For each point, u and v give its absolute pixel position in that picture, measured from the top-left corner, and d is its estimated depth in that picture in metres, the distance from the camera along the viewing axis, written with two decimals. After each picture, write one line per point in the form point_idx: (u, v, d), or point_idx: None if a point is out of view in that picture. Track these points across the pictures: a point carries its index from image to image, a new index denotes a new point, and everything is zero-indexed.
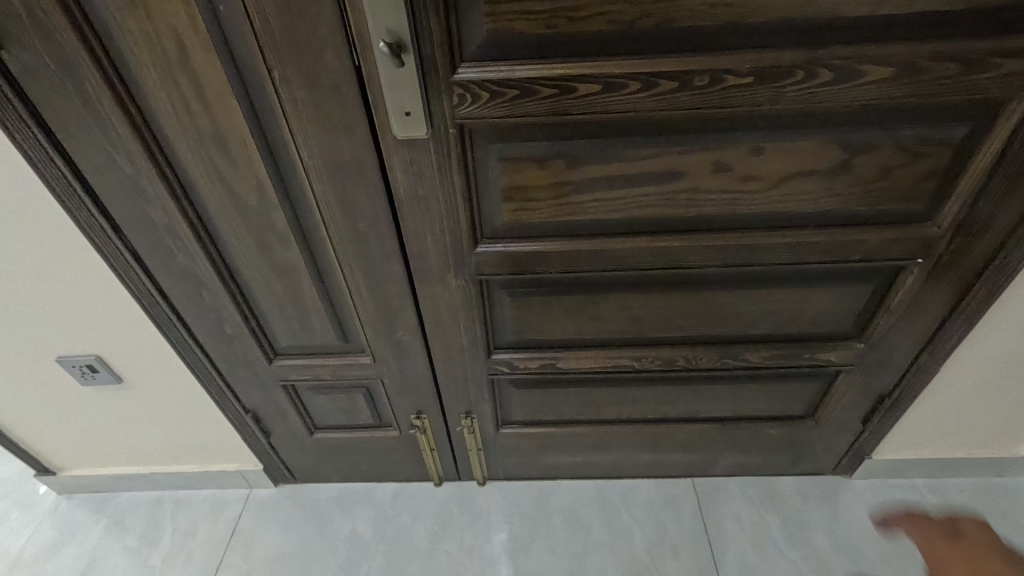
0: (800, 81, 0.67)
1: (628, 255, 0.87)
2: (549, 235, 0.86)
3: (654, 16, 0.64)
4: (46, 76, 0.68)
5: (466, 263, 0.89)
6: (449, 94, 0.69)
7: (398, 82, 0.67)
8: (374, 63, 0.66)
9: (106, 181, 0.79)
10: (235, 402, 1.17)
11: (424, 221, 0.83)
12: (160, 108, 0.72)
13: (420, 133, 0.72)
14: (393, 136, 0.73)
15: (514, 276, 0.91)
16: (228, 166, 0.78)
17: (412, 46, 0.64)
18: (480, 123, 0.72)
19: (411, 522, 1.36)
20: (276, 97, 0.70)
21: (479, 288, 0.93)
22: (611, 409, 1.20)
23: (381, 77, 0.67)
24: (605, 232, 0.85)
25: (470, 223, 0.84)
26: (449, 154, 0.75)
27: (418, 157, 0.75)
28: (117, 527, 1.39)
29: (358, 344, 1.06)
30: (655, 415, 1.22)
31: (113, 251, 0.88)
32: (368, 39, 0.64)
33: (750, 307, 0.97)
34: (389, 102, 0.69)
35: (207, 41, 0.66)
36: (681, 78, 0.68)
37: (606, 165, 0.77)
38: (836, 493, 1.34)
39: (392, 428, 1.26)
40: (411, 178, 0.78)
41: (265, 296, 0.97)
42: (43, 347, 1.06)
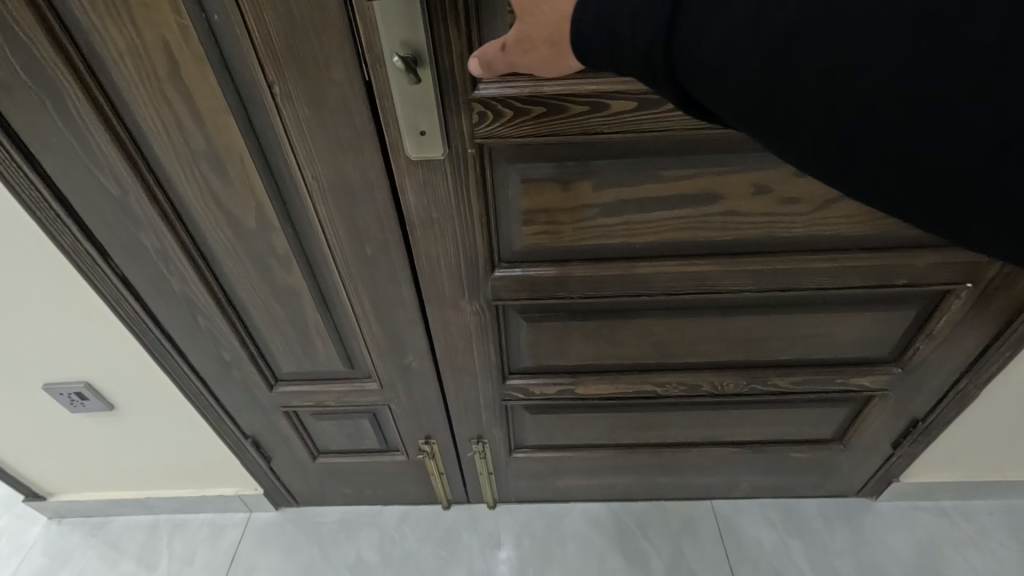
0: None
1: (656, 280, 0.81)
2: (571, 259, 0.80)
3: None
4: (21, 91, 0.62)
5: (482, 288, 0.83)
6: (469, 111, 0.63)
7: (413, 100, 0.61)
8: (386, 78, 0.60)
9: (91, 202, 0.72)
10: (234, 428, 1.11)
11: (437, 246, 0.77)
12: (149, 127, 0.66)
13: (435, 154, 0.66)
14: (406, 156, 0.66)
15: (533, 301, 0.85)
16: (225, 187, 0.72)
17: (429, 60, 0.58)
18: (501, 142, 0.66)
19: (418, 547, 1.30)
20: (277, 115, 0.64)
21: (495, 313, 0.87)
22: (629, 433, 1.14)
23: (395, 93, 0.60)
24: (632, 256, 0.79)
25: (488, 248, 0.78)
26: (466, 175, 0.69)
27: (432, 177, 0.69)
28: (111, 554, 1.33)
29: (364, 370, 1.00)
30: (675, 440, 1.16)
31: (101, 277, 0.81)
32: (381, 52, 0.58)
33: (782, 333, 0.91)
34: (403, 120, 0.62)
35: (201, 55, 0.59)
36: None
37: (636, 186, 0.71)
38: (861, 516, 1.29)
39: (398, 452, 1.20)
40: (424, 201, 0.71)
41: (265, 321, 0.90)
42: (29, 374, 1.00)
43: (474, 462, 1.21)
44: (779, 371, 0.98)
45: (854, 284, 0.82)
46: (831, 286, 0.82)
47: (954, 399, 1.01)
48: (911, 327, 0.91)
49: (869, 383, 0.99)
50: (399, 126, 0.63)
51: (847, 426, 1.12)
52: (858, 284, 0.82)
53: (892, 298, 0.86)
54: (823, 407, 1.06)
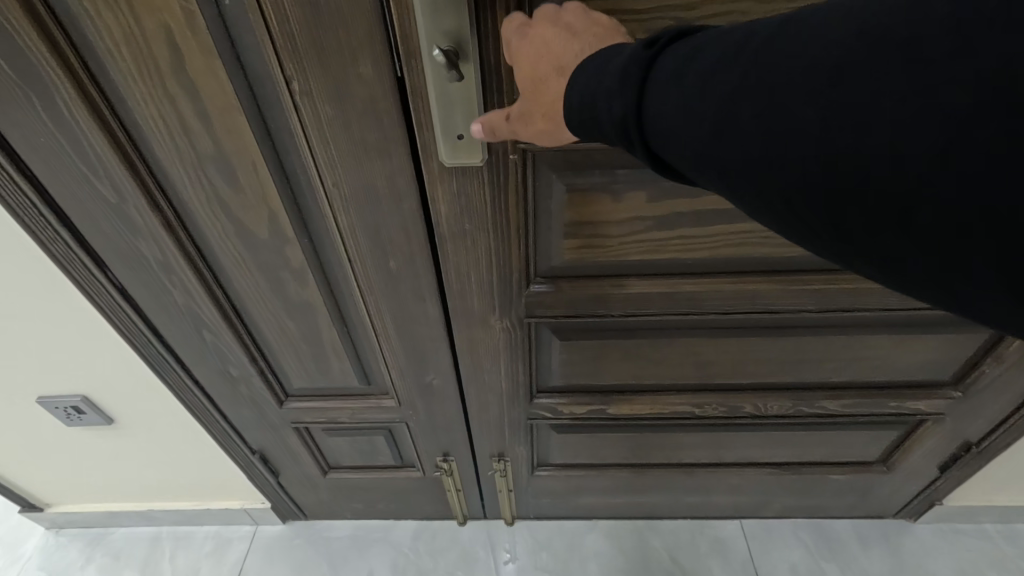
0: None
1: (706, 299, 0.74)
2: (615, 275, 0.72)
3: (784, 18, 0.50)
4: (2, 85, 0.54)
5: (515, 304, 0.75)
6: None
7: (451, 99, 0.53)
8: (422, 74, 0.52)
9: (84, 210, 0.65)
10: (240, 443, 1.05)
11: (467, 260, 0.69)
12: (149, 126, 0.58)
13: (473, 159, 0.58)
14: (439, 162, 0.59)
15: (570, 319, 0.77)
16: (234, 194, 0.64)
17: (473, 53, 0.50)
18: (547, 147, 0.59)
19: (432, 566, 1.24)
20: (295, 115, 0.56)
21: (526, 332, 0.80)
22: (661, 453, 1.07)
23: (430, 91, 0.53)
24: (683, 272, 0.71)
25: (524, 262, 0.70)
26: (505, 184, 0.61)
27: (467, 185, 0.61)
28: (111, 567, 1.27)
29: (381, 386, 0.93)
30: (707, 460, 1.10)
31: (97, 289, 0.74)
32: (418, 46, 0.50)
33: (838, 354, 0.84)
34: (439, 123, 0.55)
35: (210, 44, 0.52)
36: None
37: (695, 198, 0.64)
38: (899, 539, 1.22)
39: (414, 468, 1.13)
40: (456, 211, 0.64)
41: (276, 335, 0.83)
42: (22, 387, 0.93)
43: (494, 479, 1.14)
44: (828, 393, 0.91)
45: (925, 305, 0.75)
46: (900, 307, 0.75)
47: (1015, 425, 0.94)
48: (979, 349, 0.83)
49: (925, 407, 0.92)
50: (433, 130, 0.56)
51: (893, 447, 1.05)
52: (929, 305, 0.74)
53: (963, 320, 0.78)
54: (871, 429, 0.99)
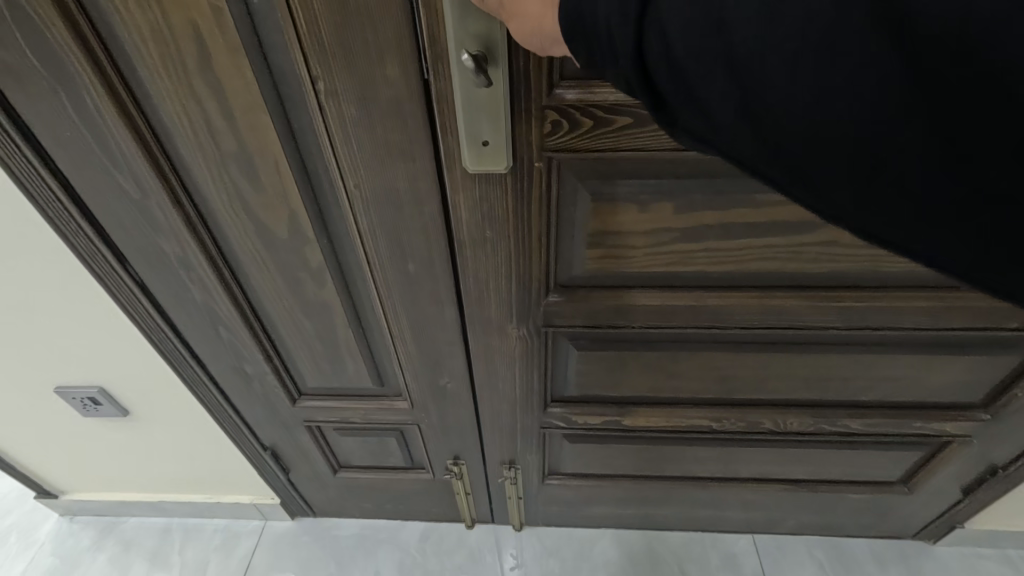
0: None
1: (730, 313, 0.72)
2: (636, 286, 0.71)
3: None
4: (32, 79, 0.54)
5: (533, 313, 0.74)
6: (541, 120, 0.55)
7: (478, 104, 0.52)
8: (449, 78, 0.51)
9: (108, 205, 0.65)
10: (252, 439, 1.04)
11: (487, 267, 0.68)
12: (173, 123, 0.58)
13: (497, 166, 0.57)
14: (462, 168, 0.58)
15: (588, 329, 0.76)
16: (256, 193, 0.64)
17: (503, 60, 0.50)
18: (574, 157, 0.58)
19: (438, 569, 1.23)
20: (319, 115, 0.56)
21: (543, 340, 0.79)
22: (675, 466, 1.05)
23: (457, 96, 0.52)
24: (708, 285, 0.70)
25: (545, 271, 0.69)
26: (529, 193, 0.60)
27: (491, 193, 0.60)
28: (123, 556, 1.28)
29: (395, 388, 0.93)
30: (722, 475, 1.08)
31: (116, 282, 0.74)
32: (446, 47, 0.50)
33: (863, 372, 0.81)
34: (465, 126, 0.54)
35: (235, 41, 0.51)
36: None
37: (724, 211, 0.62)
38: (917, 562, 1.19)
39: (424, 469, 1.13)
40: (478, 218, 0.63)
41: (291, 334, 0.83)
42: (41, 377, 0.94)
43: (504, 485, 1.13)
44: (851, 411, 0.89)
45: (959, 325, 0.72)
46: (932, 326, 0.72)
47: None
48: (1011, 370, 0.80)
49: (952, 429, 0.89)
50: (457, 134, 0.55)
51: (915, 468, 1.03)
52: (964, 324, 0.72)
53: (996, 342, 0.75)
54: (893, 449, 0.96)
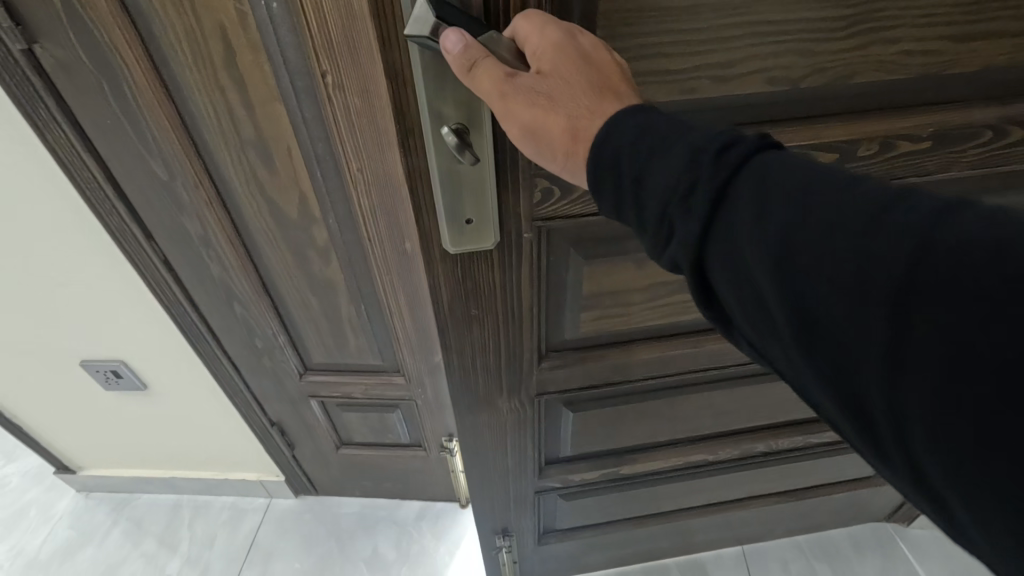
0: (983, 142, 0.55)
1: (725, 353, 0.79)
2: (637, 339, 0.74)
3: (831, 72, 0.47)
4: (79, 71, 0.62)
5: (524, 387, 0.75)
6: (532, 189, 0.53)
7: (461, 183, 0.49)
8: (427, 158, 0.47)
9: (140, 186, 0.73)
10: (261, 414, 1.12)
11: (474, 341, 0.65)
12: (199, 111, 0.66)
13: (484, 244, 0.54)
14: (441, 249, 0.54)
15: (583, 390, 0.78)
16: (270, 176, 0.72)
17: (488, 136, 0.46)
18: (564, 223, 0.58)
19: (434, 546, 1.29)
20: (329, 107, 0.64)
21: (536, 408, 0.80)
22: (671, 501, 1.09)
23: (436, 176, 0.48)
24: (702, 330, 0.76)
25: (536, 338, 0.68)
26: (519, 266, 0.59)
27: (478, 269, 0.57)
28: (137, 530, 1.35)
29: (392, 362, 1.00)
30: (716, 501, 1.12)
31: (143, 257, 0.82)
32: (417, 124, 0.45)
33: None
34: (447, 210, 0.50)
35: (257, 40, 0.60)
36: (844, 148, 0.52)
37: None
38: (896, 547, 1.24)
39: (420, 448, 1.19)
40: (461, 300, 0.60)
41: (300, 311, 0.91)
42: (70, 350, 1.02)
43: (500, 558, 1.09)
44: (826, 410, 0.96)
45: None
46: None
47: None
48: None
49: None
50: (439, 212, 0.51)
51: None
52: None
53: None
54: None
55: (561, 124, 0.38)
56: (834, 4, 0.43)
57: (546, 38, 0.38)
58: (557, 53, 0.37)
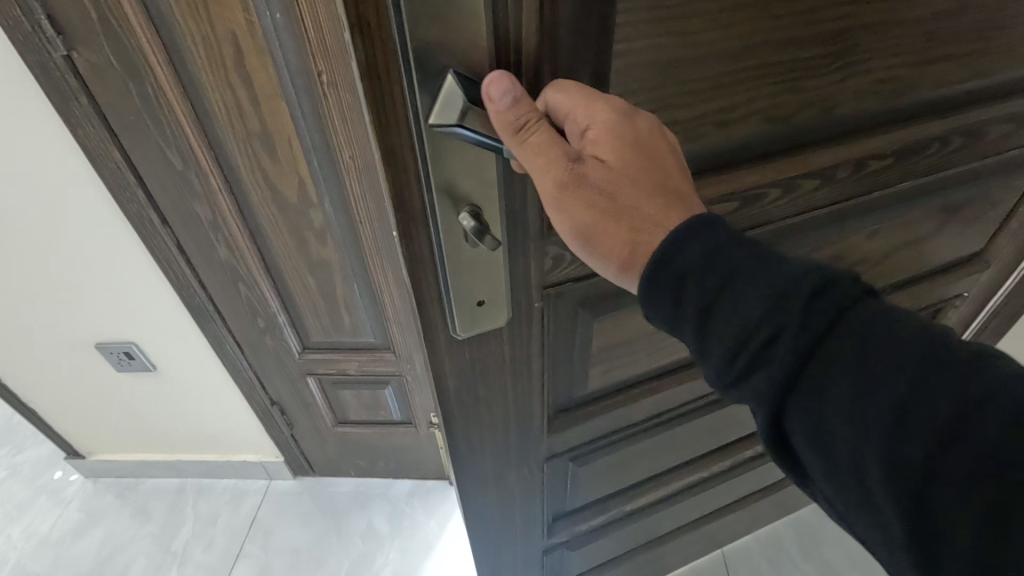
0: (933, 152, 0.65)
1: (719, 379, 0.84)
2: (640, 382, 0.77)
3: (815, 105, 0.54)
4: (108, 72, 0.72)
5: (533, 450, 0.74)
6: (543, 258, 0.53)
7: (474, 267, 0.48)
8: (437, 245, 0.45)
9: (158, 176, 0.83)
10: (262, 393, 1.21)
11: (482, 410, 0.63)
12: (212, 108, 0.76)
13: (497, 321, 0.53)
14: (453, 332, 0.52)
15: (586, 437, 0.79)
16: (273, 164, 0.82)
17: (496, 217, 0.46)
18: (573, 288, 0.58)
19: (424, 519, 1.38)
20: (324, 101, 0.75)
21: (542, 467, 0.78)
22: (667, 523, 1.12)
23: (446, 262, 0.46)
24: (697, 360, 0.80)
25: (544, 397, 0.68)
26: (527, 330, 0.58)
27: (486, 342, 0.56)
28: (142, 513, 1.42)
29: (384, 340, 1.11)
30: (706, 513, 1.18)
31: (158, 242, 0.92)
32: (428, 213, 0.43)
33: None
34: (459, 294, 0.48)
35: (263, 45, 0.71)
36: (825, 174, 0.61)
37: None
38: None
39: (410, 424, 1.28)
40: (469, 373, 0.58)
41: (299, 290, 1.00)
42: (88, 331, 1.12)
43: None
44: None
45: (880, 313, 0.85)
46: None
47: None
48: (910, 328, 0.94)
49: None
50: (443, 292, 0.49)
51: None
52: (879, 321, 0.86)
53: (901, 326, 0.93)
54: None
55: (619, 233, 0.41)
56: (813, 50, 0.49)
57: (599, 134, 0.39)
58: (612, 140, 0.39)
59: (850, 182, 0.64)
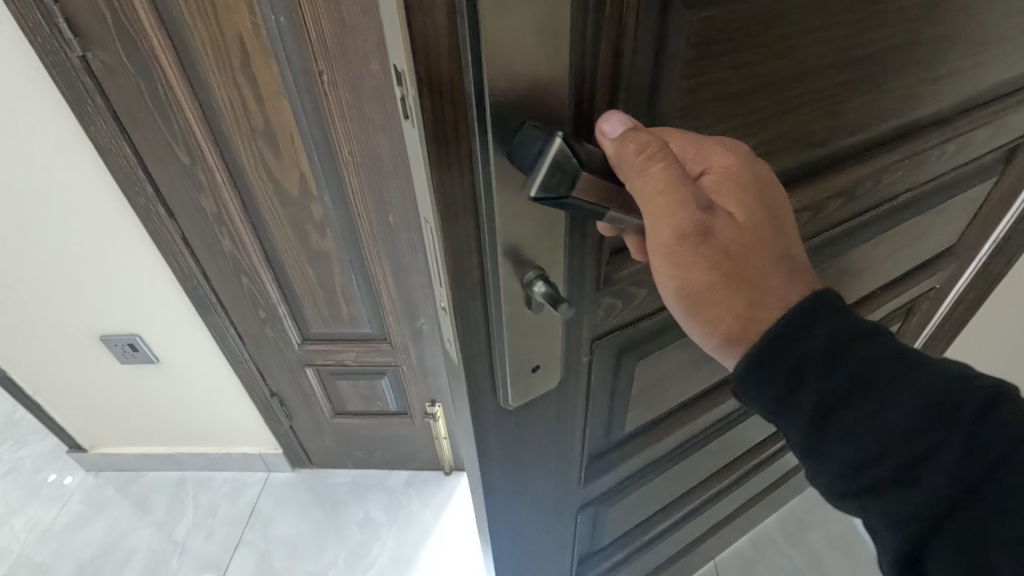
0: (931, 160, 0.68)
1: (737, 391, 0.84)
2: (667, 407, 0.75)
3: (841, 128, 0.55)
4: (120, 71, 0.77)
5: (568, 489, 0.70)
6: (593, 307, 0.52)
7: (536, 330, 0.46)
8: (501, 311, 0.43)
9: (165, 171, 0.88)
10: (262, 384, 1.25)
11: (527, 465, 0.60)
12: (219, 107, 0.81)
13: (552, 381, 0.51)
14: (510, 399, 0.49)
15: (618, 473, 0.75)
16: (276, 160, 0.87)
17: (556, 276, 0.44)
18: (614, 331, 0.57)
19: (420, 509, 1.41)
20: (325, 99, 0.80)
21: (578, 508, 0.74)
22: (684, 538, 1.09)
23: (509, 330, 0.44)
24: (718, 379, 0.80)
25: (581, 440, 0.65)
26: (572, 378, 0.56)
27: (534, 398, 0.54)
28: (142, 505, 1.45)
29: (381, 331, 1.15)
30: (718, 524, 1.17)
31: (164, 234, 0.96)
32: (494, 279, 0.41)
33: None
34: (518, 359, 0.46)
35: (267, 46, 0.75)
36: (847, 193, 0.62)
37: None
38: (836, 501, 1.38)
39: (406, 415, 1.32)
40: (514, 432, 0.55)
41: (298, 281, 1.05)
42: (93, 323, 1.16)
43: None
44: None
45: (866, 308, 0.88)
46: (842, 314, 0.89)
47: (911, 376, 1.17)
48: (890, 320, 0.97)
49: None
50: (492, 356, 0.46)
51: None
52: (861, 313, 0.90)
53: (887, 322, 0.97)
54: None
55: (739, 301, 0.43)
56: (847, 77, 0.50)
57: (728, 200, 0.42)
58: (731, 186, 0.41)
59: (866, 198, 0.66)
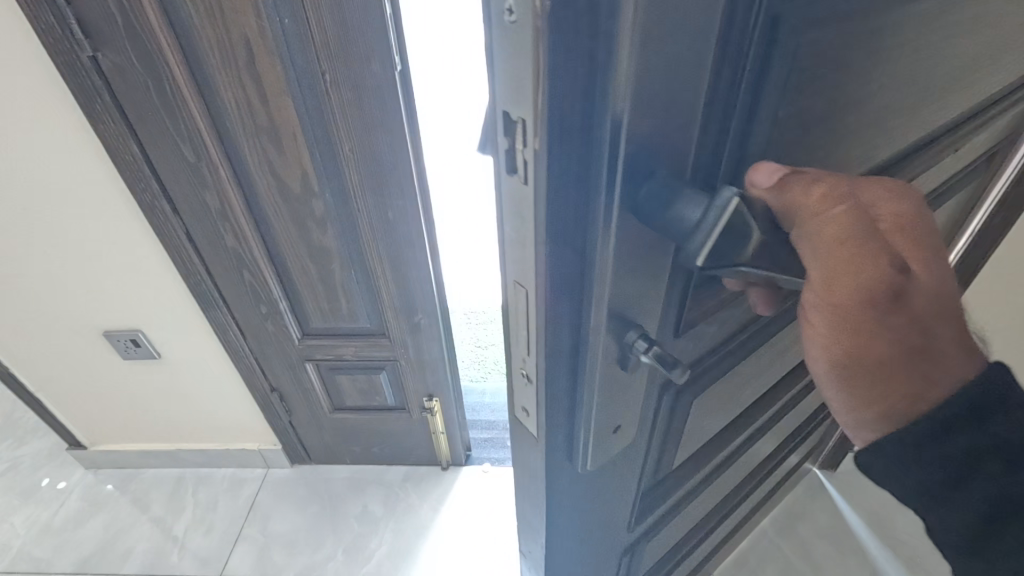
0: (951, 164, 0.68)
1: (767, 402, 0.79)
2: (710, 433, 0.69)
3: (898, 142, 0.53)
4: (129, 71, 0.80)
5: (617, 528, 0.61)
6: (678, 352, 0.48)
7: (623, 386, 0.42)
8: (594, 376, 0.39)
9: (171, 168, 0.91)
10: (262, 379, 1.27)
11: (589, 522, 0.55)
12: (226, 105, 0.85)
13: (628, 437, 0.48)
14: (591, 465, 0.45)
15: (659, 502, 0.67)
16: (279, 156, 0.91)
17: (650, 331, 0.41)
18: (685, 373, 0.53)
19: (418, 503, 1.44)
20: (328, 98, 0.84)
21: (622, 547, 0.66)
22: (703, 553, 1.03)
23: (599, 393, 0.40)
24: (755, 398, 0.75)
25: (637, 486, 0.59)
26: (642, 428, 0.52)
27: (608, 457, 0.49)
28: (142, 502, 1.46)
29: (379, 326, 1.18)
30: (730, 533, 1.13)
31: (168, 229, 0.99)
32: (596, 344, 0.37)
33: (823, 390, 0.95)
34: (604, 421, 0.42)
35: (272, 47, 0.79)
36: None
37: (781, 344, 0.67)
38: (823, 490, 1.42)
39: (404, 411, 1.35)
40: (582, 493, 0.50)
41: (299, 275, 1.09)
42: (96, 319, 1.18)
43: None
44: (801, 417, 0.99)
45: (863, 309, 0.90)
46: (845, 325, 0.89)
47: None
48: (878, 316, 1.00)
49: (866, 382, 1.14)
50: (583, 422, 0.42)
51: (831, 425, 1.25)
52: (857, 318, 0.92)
53: None
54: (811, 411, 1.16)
55: (913, 370, 0.40)
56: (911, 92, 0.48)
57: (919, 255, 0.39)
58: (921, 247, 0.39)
59: None
